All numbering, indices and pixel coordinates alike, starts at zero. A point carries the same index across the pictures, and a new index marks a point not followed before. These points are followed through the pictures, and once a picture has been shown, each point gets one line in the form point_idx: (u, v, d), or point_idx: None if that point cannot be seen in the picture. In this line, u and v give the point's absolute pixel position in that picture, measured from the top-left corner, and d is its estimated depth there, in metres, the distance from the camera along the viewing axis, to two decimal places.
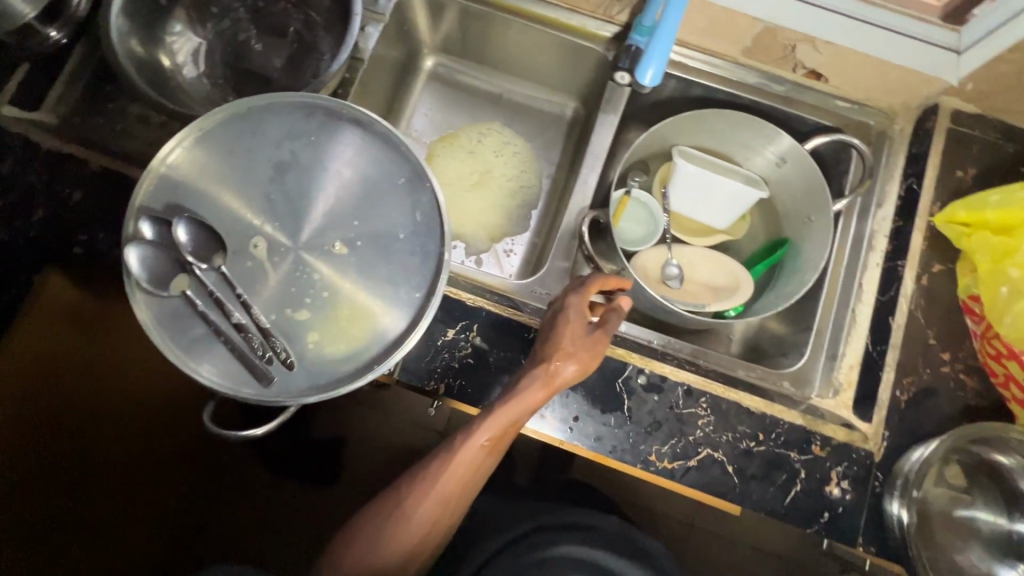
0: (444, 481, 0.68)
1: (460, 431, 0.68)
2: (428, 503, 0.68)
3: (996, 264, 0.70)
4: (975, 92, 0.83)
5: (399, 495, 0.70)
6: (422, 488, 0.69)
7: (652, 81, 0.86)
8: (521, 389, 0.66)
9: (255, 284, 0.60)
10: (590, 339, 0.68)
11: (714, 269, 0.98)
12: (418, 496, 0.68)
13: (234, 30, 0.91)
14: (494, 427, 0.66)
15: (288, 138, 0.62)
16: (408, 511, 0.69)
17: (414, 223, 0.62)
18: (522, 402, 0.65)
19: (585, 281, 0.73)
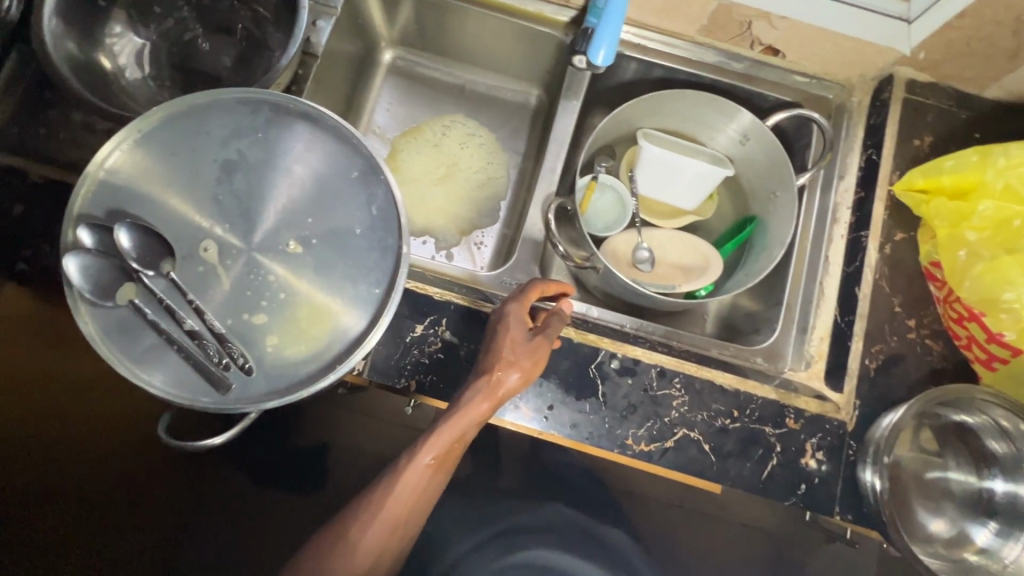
0: (392, 505, 0.68)
1: (405, 453, 0.69)
2: (375, 527, 0.68)
3: (954, 229, 0.71)
4: (928, 61, 0.84)
5: (342, 524, 0.69)
6: (367, 514, 0.68)
7: (604, 62, 0.85)
8: (464, 405, 0.68)
9: (209, 287, 0.58)
10: (530, 346, 0.70)
11: (684, 248, 0.98)
12: (364, 523, 0.68)
13: (179, 29, 0.87)
14: (438, 446, 0.68)
15: (234, 135, 0.60)
16: (355, 539, 0.68)
17: (370, 218, 0.60)
18: (467, 416, 0.67)
19: (524, 288, 0.75)
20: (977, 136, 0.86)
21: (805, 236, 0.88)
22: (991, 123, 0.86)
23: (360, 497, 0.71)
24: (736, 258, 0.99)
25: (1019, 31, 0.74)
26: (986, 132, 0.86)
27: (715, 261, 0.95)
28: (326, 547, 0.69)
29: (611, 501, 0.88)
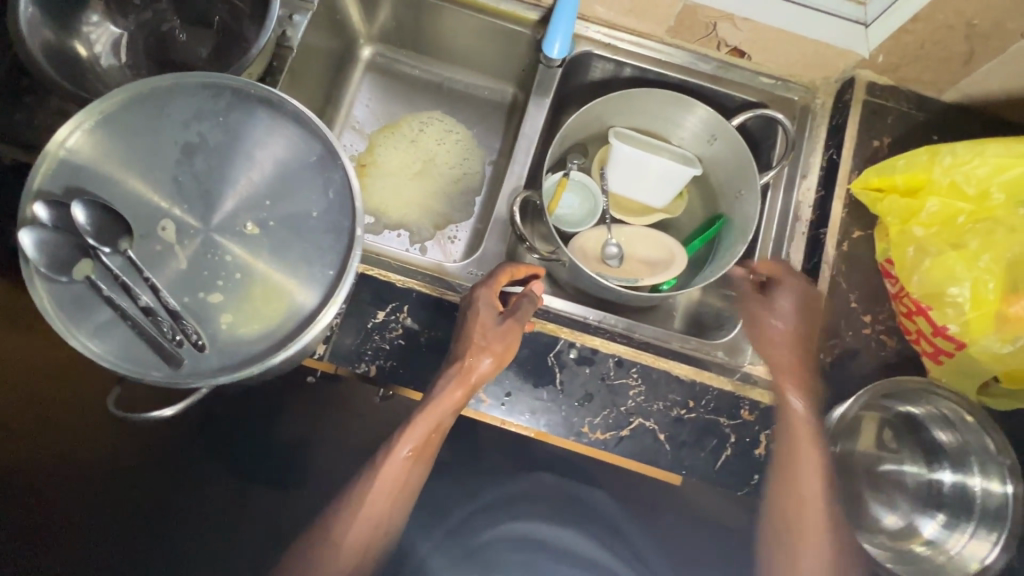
0: (373, 500, 0.70)
1: (384, 448, 0.72)
2: (360, 522, 0.69)
3: (904, 225, 0.72)
4: (886, 64, 0.86)
5: (326, 521, 0.70)
6: (349, 509, 0.70)
7: (559, 55, 0.91)
8: (438, 393, 0.70)
9: (165, 264, 0.59)
10: (500, 330, 0.71)
11: (651, 246, 0.99)
12: (349, 516, 0.70)
13: (158, 20, 0.89)
14: (415, 437, 0.71)
15: (195, 118, 0.61)
16: (341, 532, 0.69)
17: (327, 202, 0.62)
18: (442, 405, 0.70)
19: (493, 273, 0.77)
20: (934, 138, 0.88)
21: (768, 233, 0.89)
22: (948, 126, 0.89)
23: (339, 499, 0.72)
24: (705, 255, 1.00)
25: (970, 36, 0.76)
26: (943, 134, 0.88)
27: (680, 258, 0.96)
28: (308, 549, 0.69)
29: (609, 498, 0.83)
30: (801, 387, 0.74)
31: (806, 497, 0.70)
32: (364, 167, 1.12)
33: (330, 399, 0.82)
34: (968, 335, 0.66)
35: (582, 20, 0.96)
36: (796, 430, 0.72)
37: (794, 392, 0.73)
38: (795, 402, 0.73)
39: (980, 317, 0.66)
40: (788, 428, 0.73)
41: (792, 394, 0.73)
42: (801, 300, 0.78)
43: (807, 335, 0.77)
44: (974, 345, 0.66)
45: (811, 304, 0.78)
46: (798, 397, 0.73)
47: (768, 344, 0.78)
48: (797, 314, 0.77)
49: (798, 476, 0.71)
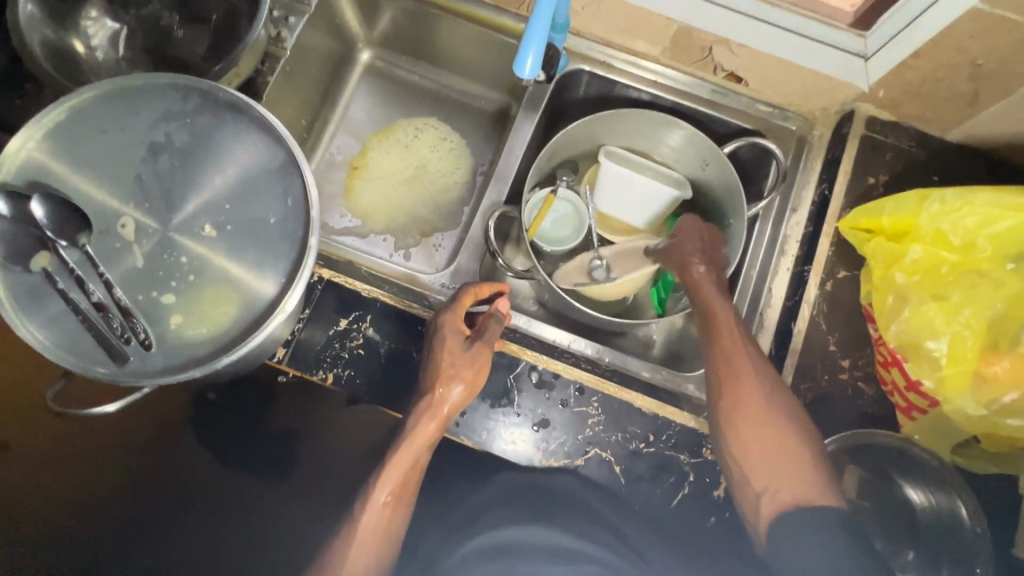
0: (356, 555, 0.65)
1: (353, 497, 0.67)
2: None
3: (886, 270, 0.69)
4: (888, 99, 0.83)
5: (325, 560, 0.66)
6: (334, 563, 0.65)
7: (533, 73, 0.69)
8: (411, 431, 0.69)
9: (120, 261, 0.60)
10: (468, 354, 0.71)
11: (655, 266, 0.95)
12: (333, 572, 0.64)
13: (156, 17, 0.90)
14: (393, 479, 0.69)
15: (164, 119, 0.62)
16: None
17: (285, 209, 0.62)
18: (417, 439, 0.69)
19: (456, 295, 0.76)
20: (935, 178, 0.84)
21: (751, 266, 0.86)
22: (951, 167, 0.85)
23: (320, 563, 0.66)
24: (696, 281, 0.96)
25: (975, 75, 0.73)
26: (945, 175, 0.84)
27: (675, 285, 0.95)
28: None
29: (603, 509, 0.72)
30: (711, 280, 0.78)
31: (735, 364, 0.70)
32: (356, 170, 1.13)
33: (297, 396, 0.76)
34: (942, 393, 0.63)
35: (577, 36, 0.94)
36: (714, 314, 0.74)
37: (704, 285, 0.77)
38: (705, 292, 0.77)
39: (957, 375, 0.62)
40: (706, 316, 0.75)
41: (704, 288, 0.77)
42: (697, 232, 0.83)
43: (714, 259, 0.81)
44: (948, 404, 0.63)
45: (710, 241, 0.82)
46: (709, 285, 0.77)
47: (679, 252, 0.81)
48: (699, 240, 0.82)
49: (725, 351, 0.71)
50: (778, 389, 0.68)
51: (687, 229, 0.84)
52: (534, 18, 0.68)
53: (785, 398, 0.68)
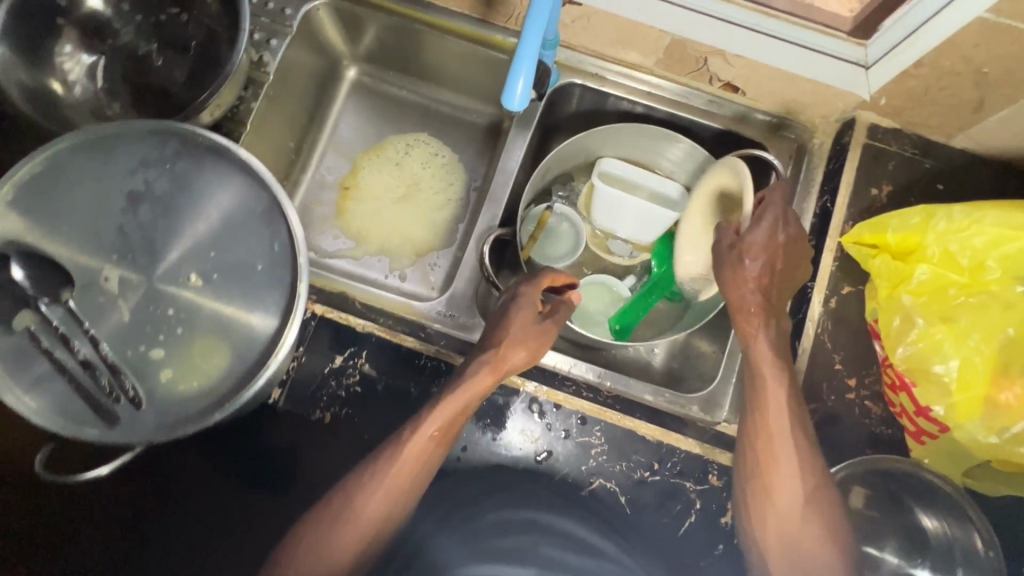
0: (395, 476, 0.66)
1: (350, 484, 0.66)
2: (378, 498, 0.65)
3: (892, 290, 0.67)
4: (890, 107, 0.80)
5: (344, 497, 0.66)
6: (369, 485, 0.65)
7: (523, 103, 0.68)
8: (467, 377, 0.68)
9: (105, 318, 0.58)
10: (539, 327, 0.71)
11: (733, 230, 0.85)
12: (369, 492, 0.65)
13: (134, 46, 0.88)
14: (442, 417, 0.67)
15: (143, 166, 0.60)
16: (359, 504, 0.65)
17: (272, 254, 0.60)
18: (472, 388, 0.68)
19: (537, 273, 0.75)
20: (941, 187, 0.82)
21: None
22: (958, 174, 0.82)
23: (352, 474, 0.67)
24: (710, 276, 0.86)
25: (981, 82, 0.70)
26: (951, 183, 0.82)
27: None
28: (316, 540, 0.64)
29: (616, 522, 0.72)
30: (765, 315, 0.68)
31: (775, 438, 0.66)
32: (347, 190, 1.11)
33: (290, 435, 0.73)
34: (953, 419, 0.61)
35: (568, 49, 0.91)
36: (760, 370, 0.67)
37: (754, 324, 0.68)
38: (756, 329, 0.68)
39: (967, 400, 0.61)
40: (752, 370, 0.68)
41: (753, 327, 0.68)
42: (772, 233, 0.68)
43: (782, 274, 0.70)
44: (959, 430, 0.61)
45: (784, 250, 0.69)
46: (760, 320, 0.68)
47: (737, 271, 0.69)
48: (768, 250, 0.68)
49: (765, 423, 0.66)
50: (808, 450, 0.65)
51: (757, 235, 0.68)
52: (523, 43, 0.66)
53: (814, 458, 0.65)
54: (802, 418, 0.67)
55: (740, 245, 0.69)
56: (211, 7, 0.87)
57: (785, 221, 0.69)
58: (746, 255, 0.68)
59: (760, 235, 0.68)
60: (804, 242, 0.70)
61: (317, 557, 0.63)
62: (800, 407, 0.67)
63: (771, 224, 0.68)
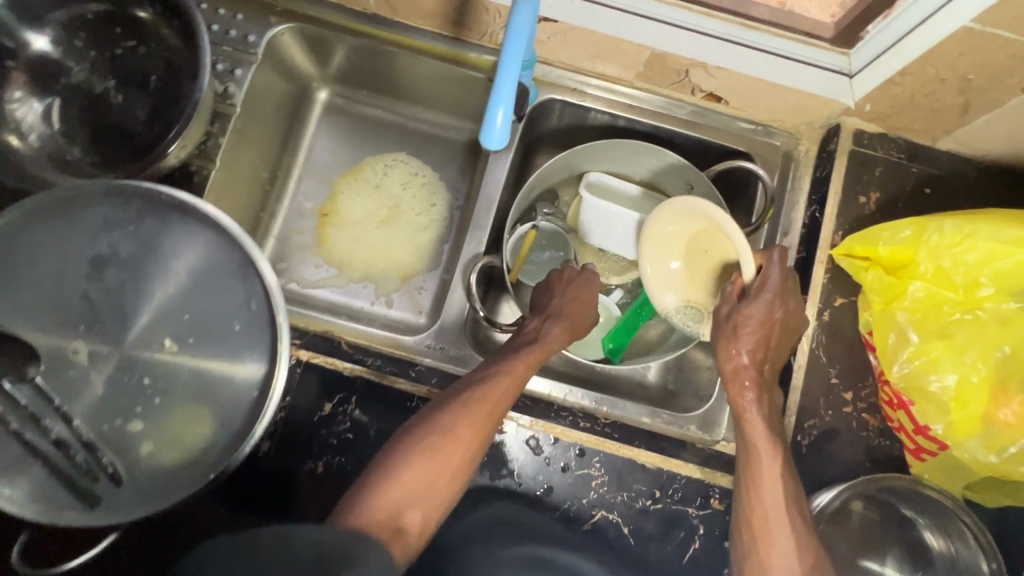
0: (494, 404, 0.68)
1: (447, 417, 0.66)
2: (475, 425, 0.66)
3: (886, 306, 0.66)
4: (874, 113, 0.79)
5: (439, 427, 0.66)
6: (470, 411, 0.66)
7: (504, 139, 0.64)
8: (549, 334, 0.76)
9: (77, 393, 0.55)
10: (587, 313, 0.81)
11: (712, 258, 0.74)
12: (469, 416, 0.66)
13: (89, 84, 0.84)
14: (529, 362, 0.72)
15: (105, 229, 0.57)
16: (460, 427, 0.65)
17: (250, 313, 0.58)
18: (552, 345, 0.75)
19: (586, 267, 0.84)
20: (929, 192, 0.81)
21: None
22: (944, 177, 0.81)
23: (456, 390, 0.69)
24: (696, 313, 0.76)
25: (965, 88, 0.69)
26: (938, 186, 0.81)
27: (708, 297, 0.76)
28: (426, 447, 0.64)
29: (620, 554, 0.71)
30: (756, 389, 0.64)
31: (771, 520, 0.59)
32: (326, 217, 1.07)
33: (280, 487, 0.70)
34: (952, 437, 0.61)
35: (545, 64, 0.89)
36: (754, 446, 0.63)
37: (745, 399, 0.65)
38: (749, 404, 0.64)
39: (966, 418, 0.61)
40: (746, 444, 0.64)
41: (745, 401, 0.65)
42: (770, 309, 0.63)
43: (777, 347, 0.65)
44: (958, 449, 0.61)
45: (782, 323, 0.64)
46: (752, 395, 0.64)
47: (732, 342, 0.64)
48: (766, 323, 0.63)
49: (761, 504, 0.60)
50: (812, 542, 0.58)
51: (757, 309, 0.63)
52: (503, 66, 0.62)
53: (817, 548, 0.58)
54: (801, 505, 0.61)
55: (737, 316, 0.64)
56: (170, 39, 0.83)
57: (786, 290, 0.64)
58: (743, 328, 0.64)
59: (760, 307, 0.63)
60: (801, 313, 0.66)
61: (426, 464, 0.63)
62: (799, 492, 0.62)
63: (774, 295, 0.63)
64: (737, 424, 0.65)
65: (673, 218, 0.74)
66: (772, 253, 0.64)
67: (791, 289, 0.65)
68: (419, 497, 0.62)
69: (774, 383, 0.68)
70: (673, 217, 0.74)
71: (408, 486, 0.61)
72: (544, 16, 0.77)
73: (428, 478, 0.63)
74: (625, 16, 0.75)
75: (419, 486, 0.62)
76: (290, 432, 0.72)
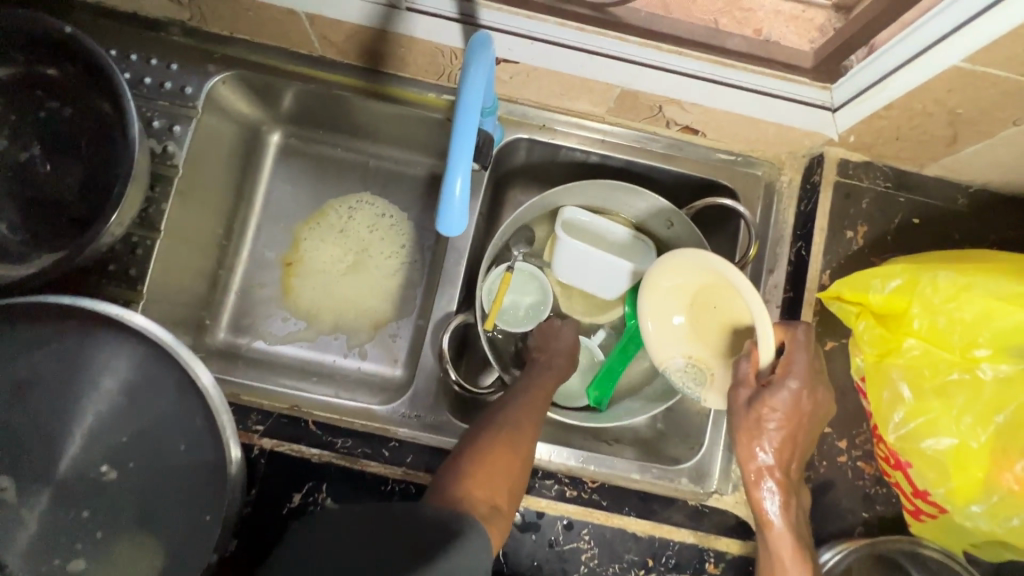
0: (543, 396, 0.72)
1: (508, 405, 0.69)
2: (535, 407, 0.70)
3: (880, 362, 0.63)
4: (859, 143, 0.74)
5: (504, 413, 0.68)
6: (527, 398, 0.71)
7: (463, 223, 0.57)
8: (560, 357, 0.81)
9: (11, 535, 0.51)
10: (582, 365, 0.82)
11: (720, 315, 0.73)
12: (528, 401, 0.70)
13: (10, 153, 0.76)
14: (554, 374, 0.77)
15: (27, 351, 0.52)
16: (526, 409, 0.69)
17: (194, 430, 0.53)
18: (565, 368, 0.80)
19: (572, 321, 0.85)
20: (917, 222, 0.77)
21: None
22: (933, 205, 0.77)
23: (515, 393, 0.72)
24: (699, 373, 0.74)
25: (954, 121, 0.65)
26: (927, 216, 0.77)
27: (714, 358, 0.73)
28: (507, 434, 0.64)
29: None
30: (782, 493, 0.61)
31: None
32: (290, 266, 1.00)
33: None
34: (950, 503, 0.59)
35: (509, 102, 0.83)
36: (779, 557, 0.61)
37: (769, 504, 0.61)
38: (774, 511, 0.61)
39: (965, 483, 0.58)
40: (769, 551, 0.62)
41: (768, 506, 0.61)
42: (796, 402, 0.60)
43: (800, 438, 0.62)
44: (958, 514, 0.59)
45: (808, 416, 0.61)
46: (777, 500, 0.61)
47: (756, 440, 0.61)
48: (791, 417, 0.60)
49: None
50: None
51: (784, 402, 0.60)
52: (463, 100, 0.53)
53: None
54: None
55: (759, 409, 0.60)
56: (97, 100, 0.75)
57: (813, 377, 0.61)
58: (767, 422, 0.60)
59: (784, 398, 0.60)
60: (828, 404, 0.62)
61: (512, 450, 0.63)
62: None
63: (799, 383, 0.60)
64: (759, 526, 0.62)
65: (676, 274, 0.74)
66: (796, 333, 0.63)
67: (815, 375, 0.62)
68: (503, 477, 0.61)
69: (800, 481, 0.64)
70: (676, 272, 0.73)
71: (499, 460, 0.61)
72: (504, 58, 0.71)
73: (513, 463, 0.62)
74: (591, 57, 0.69)
75: (508, 461, 0.62)
76: (256, 526, 0.67)
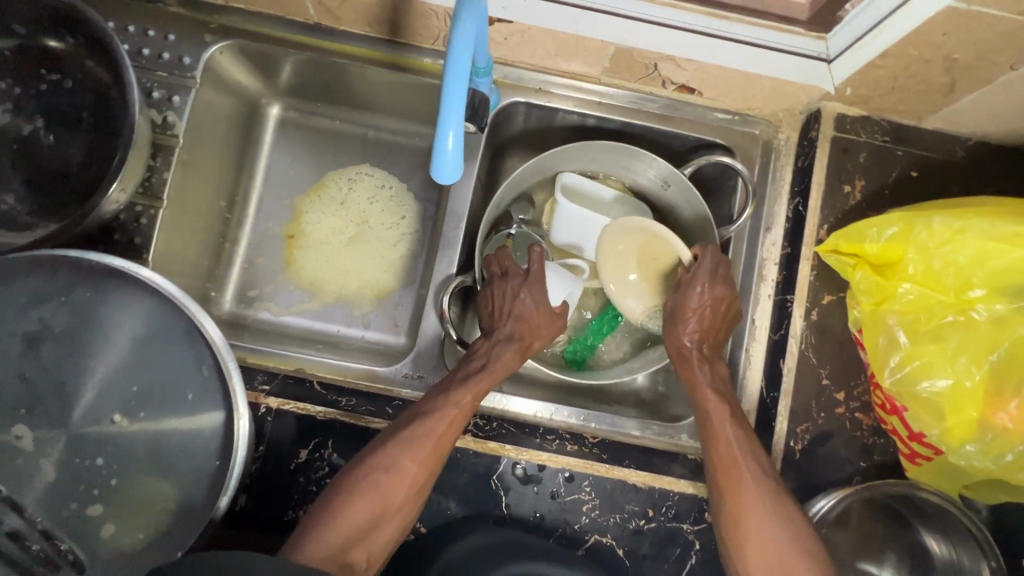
0: (440, 428, 0.66)
1: (388, 447, 0.65)
2: (416, 449, 0.65)
3: (876, 309, 0.63)
4: (856, 96, 0.74)
5: (381, 456, 0.65)
6: (411, 437, 0.65)
7: (459, 170, 0.57)
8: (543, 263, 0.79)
9: (29, 482, 0.53)
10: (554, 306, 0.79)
11: (658, 265, 0.78)
12: (408, 442, 0.65)
13: (14, 124, 0.77)
14: (476, 389, 0.70)
15: (36, 304, 0.55)
16: (398, 457, 0.64)
17: (202, 380, 0.55)
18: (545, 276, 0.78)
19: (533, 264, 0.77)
20: (915, 175, 0.77)
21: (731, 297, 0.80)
22: (930, 157, 0.77)
23: (405, 422, 0.67)
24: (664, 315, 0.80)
25: (950, 68, 0.64)
26: (924, 168, 0.77)
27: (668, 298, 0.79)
28: (373, 483, 0.63)
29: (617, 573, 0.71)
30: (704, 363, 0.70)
31: (734, 472, 0.64)
32: (292, 239, 1.01)
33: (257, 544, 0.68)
34: (946, 444, 0.60)
35: (506, 65, 0.83)
36: (709, 413, 0.68)
37: (697, 375, 0.69)
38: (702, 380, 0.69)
39: (960, 423, 0.59)
40: (702, 416, 0.68)
41: (696, 376, 0.70)
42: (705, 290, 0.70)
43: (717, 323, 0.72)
44: (953, 455, 0.60)
45: (717, 304, 0.71)
46: (702, 369, 0.70)
47: (677, 327, 0.72)
48: (705, 306, 0.70)
49: (723, 459, 0.65)
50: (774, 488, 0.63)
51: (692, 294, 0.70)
52: (455, 49, 0.53)
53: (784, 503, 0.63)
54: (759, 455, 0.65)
55: (677, 305, 0.72)
56: (97, 70, 0.76)
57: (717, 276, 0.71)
58: (687, 312, 0.71)
59: (696, 292, 0.70)
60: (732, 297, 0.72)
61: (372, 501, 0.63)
62: (756, 446, 0.66)
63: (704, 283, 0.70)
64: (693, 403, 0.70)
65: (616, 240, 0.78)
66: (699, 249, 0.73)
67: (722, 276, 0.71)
68: (353, 534, 0.61)
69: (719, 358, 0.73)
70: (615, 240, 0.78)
71: (346, 518, 0.62)
72: (498, 17, 0.71)
73: (368, 518, 0.62)
74: (585, 12, 0.68)
75: (357, 518, 0.62)
76: (263, 480, 0.69)
